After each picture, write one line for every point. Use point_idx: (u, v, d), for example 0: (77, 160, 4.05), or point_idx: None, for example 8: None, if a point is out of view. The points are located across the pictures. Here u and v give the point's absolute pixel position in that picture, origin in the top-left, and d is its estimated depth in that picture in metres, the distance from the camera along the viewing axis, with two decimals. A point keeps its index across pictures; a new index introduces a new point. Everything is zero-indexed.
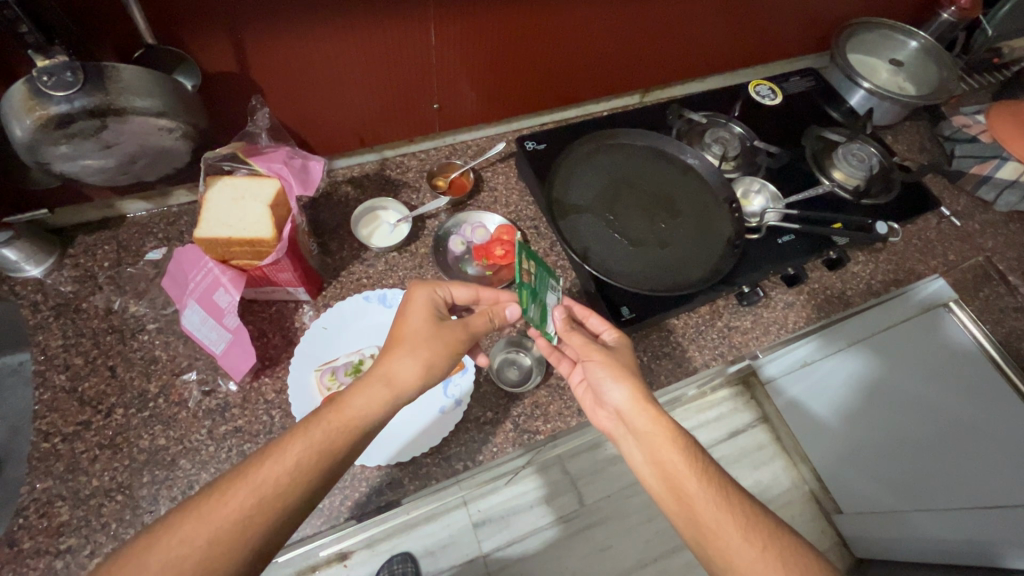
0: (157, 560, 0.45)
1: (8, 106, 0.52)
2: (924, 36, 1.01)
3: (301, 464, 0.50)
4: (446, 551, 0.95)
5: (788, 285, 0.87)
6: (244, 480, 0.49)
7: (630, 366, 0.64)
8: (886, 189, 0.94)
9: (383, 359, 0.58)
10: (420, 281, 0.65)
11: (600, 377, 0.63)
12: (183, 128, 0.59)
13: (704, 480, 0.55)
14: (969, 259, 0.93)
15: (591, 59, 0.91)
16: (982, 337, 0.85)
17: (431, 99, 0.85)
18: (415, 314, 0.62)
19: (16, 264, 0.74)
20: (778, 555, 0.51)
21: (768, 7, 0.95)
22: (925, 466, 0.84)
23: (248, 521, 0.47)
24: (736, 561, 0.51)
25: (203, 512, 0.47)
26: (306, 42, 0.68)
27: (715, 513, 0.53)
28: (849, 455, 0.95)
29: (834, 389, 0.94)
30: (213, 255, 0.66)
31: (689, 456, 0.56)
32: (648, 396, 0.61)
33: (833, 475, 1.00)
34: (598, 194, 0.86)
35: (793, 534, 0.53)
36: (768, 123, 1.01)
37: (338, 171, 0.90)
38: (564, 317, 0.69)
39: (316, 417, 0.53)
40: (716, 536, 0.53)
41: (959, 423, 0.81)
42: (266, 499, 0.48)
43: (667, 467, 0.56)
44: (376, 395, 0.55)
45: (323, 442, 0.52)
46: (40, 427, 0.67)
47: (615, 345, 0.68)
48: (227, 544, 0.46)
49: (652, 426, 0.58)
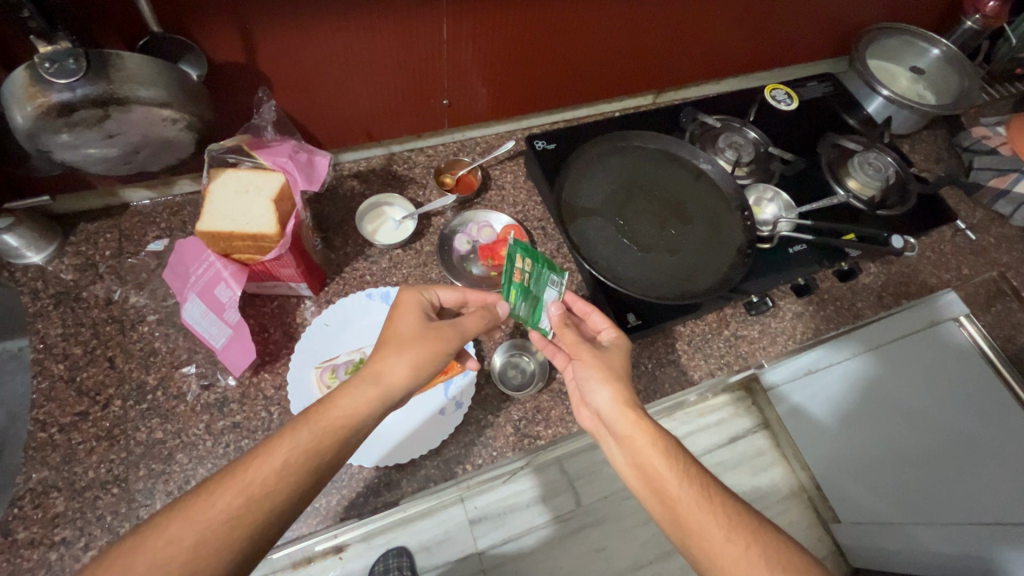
0: (141, 560, 0.44)
1: (10, 92, 0.51)
2: (946, 44, 0.99)
3: (289, 464, 0.49)
4: (441, 546, 0.93)
5: (798, 295, 0.87)
6: (232, 480, 0.48)
7: (619, 369, 0.63)
8: (902, 199, 0.92)
9: (371, 361, 0.57)
10: (407, 284, 0.65)
11: (588, 378, 0.62)
12: (188, 119, 0.58)
13: (685, 481, 0.54)
14: (982, 274, 0.92)
15: (605, 56, 0.89)
16: (983, 343, 0.85)
17: (440, 93, 0.83)
18: (404, 315, 0.61)
19: (17, 251, 0.73)
20: (762, 553, 0.50)
21: (788, 10, 0.93)
22: (925, 480, 0.81)
23: (237, 521, 0.46)
24: (720, 562, 0.50)
25: (190, 511, 0.46)
26: (317, 37, 0.67)
27: (699, 511, 0.52)
28: (846, 460, 0.89)
29: (835, 395, 0.88)
30: (215, 249, 0.65)
31: (674, 458, 0.55)
32: (636, 401, 0.59)
33: (826, 479, 0.94)
34: (609, 197, 0.84)
35: (778, 531, 0.52)
36: (783, 128, 1.00)
37: (344, 165, 0.89)
38: (560, 311, 0.68)
39: (304, 416, 0.52)
40: (699, 533, 0.52)
41: (969, 440, 0.79)
42: (253, 499, 0.47)
43: (652, 469, 0.55)
44: (364, 395, 0.54)
45: (312, 442, 0.51)
46: (37, 416, 0.67)
47: (608, 347, 0.66)
48: (215, 544, 0.45)
49: (633, 429, 0.57)
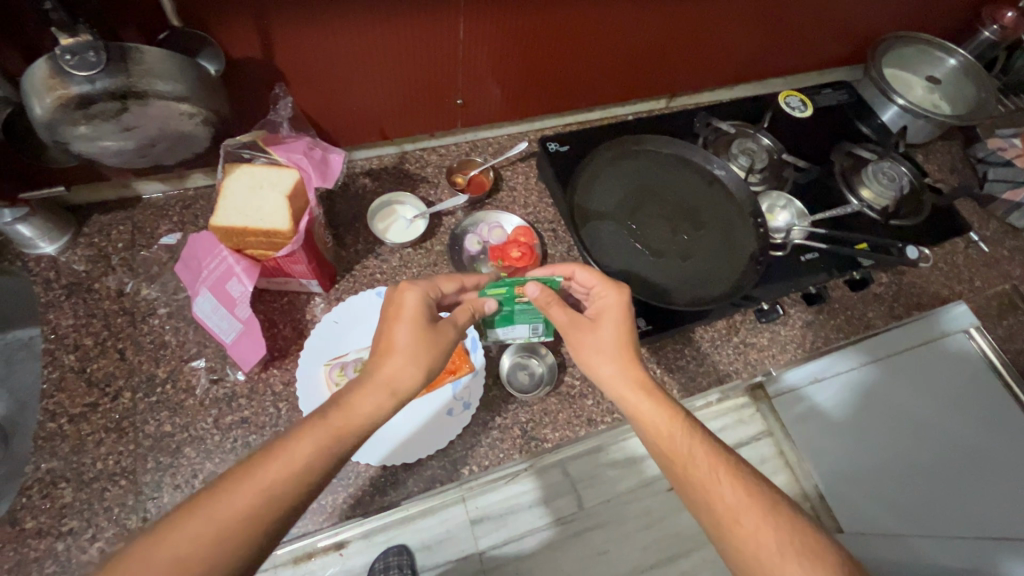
0: (164, 556, 0.44)
1: (30, 83, 0.51)
2: (964, 54, 0.98)
3: (309, 468, 0.49)
4: (441, 546, 0.92)
5: (807, 304, 0.87)
6: (252, 478, 0.47)
7: (628, 344, 0.63)
8: (917, 211, 0.92)
9: (377, 367, 0.56)
10: (411, 281, 0.61)
11: (598, 355, 0.62)
12: (204, 114, 0.58)
13: (706, 449, 0.56)
14: (995, 286, 0.91)
15: (621, 60, 0.89)
16: (989, 349, 0.86)
17: (454, 94, 0.83)
18: (409, 316, 0.59)
19: (30, 241, 0.73)
20: (775, 523, 0.52)
21: (806, 16, 0.93)
22: (930, 491, 0.80)
23: (257, 520, 0.46)
24: (741, 527, 0.52)
25: (211, 509, 0.46)
26: (337, 36, 0.67)
27: (707, 467, 0.54)
28: (847, 467, 0.84)
29: (845, 405, 0.85)
30: (228, 244, 0.65)
31: (682, 418, 0.58)
32: (642, 371, 0.61)
33: (829, 487, 0.85)
34: (621, 201, 0.84)
35: (787, 502, 0.54)
36: (798, 136, 0.99)
37: (357, 163, 0.89)
38: (541, 287, 0.65)
39: (323, 419, 0.52)
40: (710, 492, 0.53)
41: (969, 450, 0.80)
42: (273, 499, 0.47)
43: (663, 438, 0.57)
44: (381, 402, 0.54)
45: (327, 443, 0.50)
46: (47, 406, 0.67)
47: (597, 317, 0.65)
48: (237, 542, 0.45)
49: (654, 406, 0.58)
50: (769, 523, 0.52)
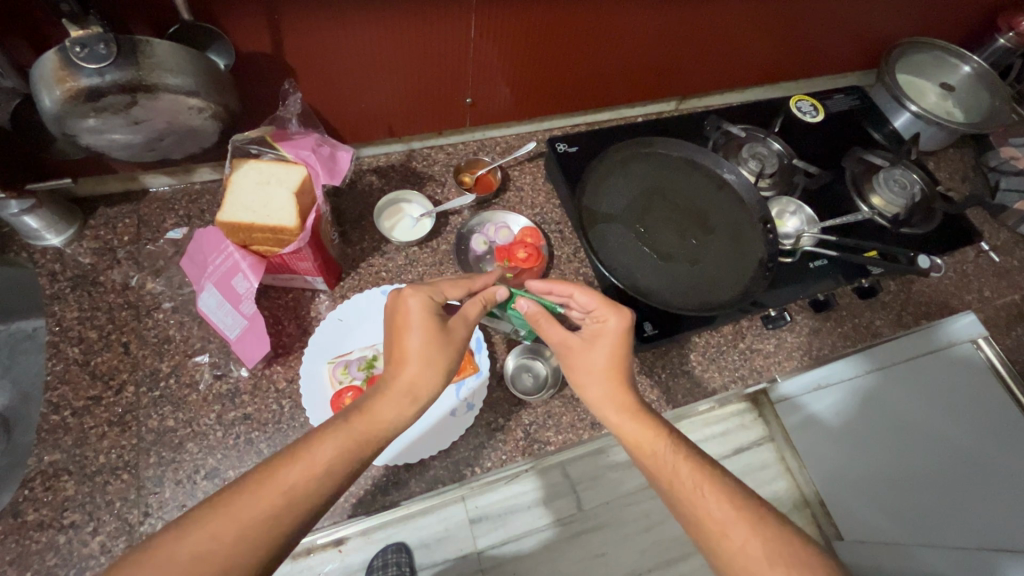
0: (185, 552, 0.43)
1: (39, 74, 0.51)
2: (977, 61, 0.97)
3: (331, 470, 0.49)
4: (441, 544, 0.92)
5: (816, 310, 0.85)
6: (273, 480, 0.47)
7: (620, 369, 0.62)
8: (927, 218, 0.91)
9: (394, 376, 0.56)
10: (416, 285, 0.60)
11: (591, 371, 0.62)
12: (214, 108, 0.58)
13: (694, 465, 0.55)
14: (1005, 296, 0.90)
15: (631, 61, 0.88)
16: (995, 358, 0.82)
17: (464, 93, 0.83)
18: (415, 326, 0.57)
19: (36, 232, 0.73)
20: (761, 538, 0.51)
21: (819, 21, 0.92)
22: (924, 500, 0.80)
23: (277, 521, 0.46)
24: (729, 542, 0.51)
25: (233, 509, 0.46)
26: (349, 32, 0.67)
27: (691, 479, 0.54)
28: (842, 474, 0.90)
29: (849, 412, 0.86)
30: (235, 239, 0.65)
31: (668, 436, 0.58)
32: (628, 397, 0.60)
33: (827, 489, 0.94)
34: (630, 204, 0.84)
35: (774, 512, 0.53)
36: (808, 141, 0.98)
37: (365, 160, 0.89)
38: (534, 308, 0.66)
39: (345, 421, 0.52)
40: (698, 507, 0.53)
41: (960, 453, 0.78)
42: (295, 501, 0.47)
43: (646, 455, 0.57)
44: (399, 407, 0.54)
45: (349, 447, 0.51)
46: (50, 399, 0.67)
47: (593, 339, 0.63)
48: (256, 543, 0.45)
49: (638, 427, 0.58)
50: (757, 534, 0.51)
